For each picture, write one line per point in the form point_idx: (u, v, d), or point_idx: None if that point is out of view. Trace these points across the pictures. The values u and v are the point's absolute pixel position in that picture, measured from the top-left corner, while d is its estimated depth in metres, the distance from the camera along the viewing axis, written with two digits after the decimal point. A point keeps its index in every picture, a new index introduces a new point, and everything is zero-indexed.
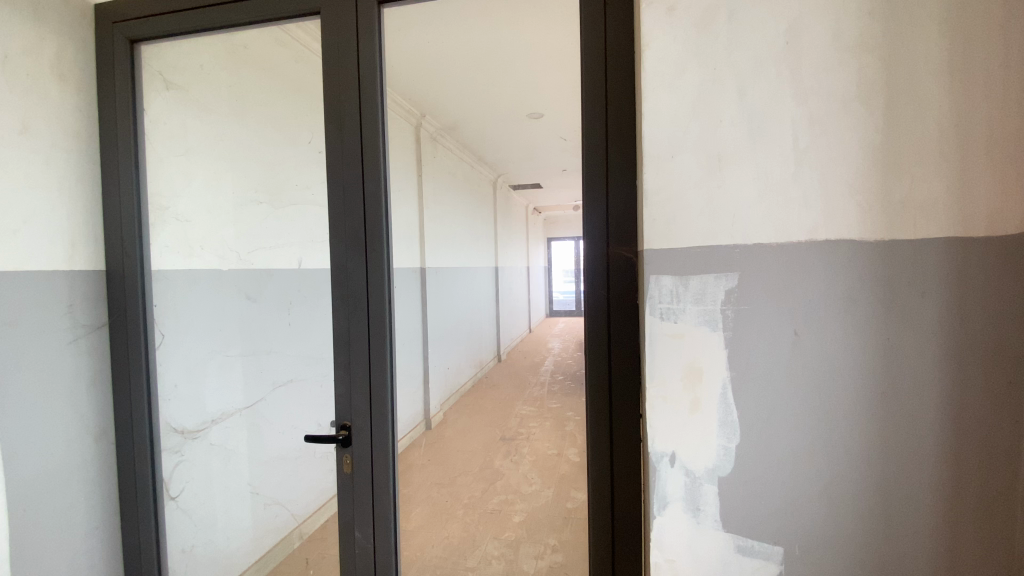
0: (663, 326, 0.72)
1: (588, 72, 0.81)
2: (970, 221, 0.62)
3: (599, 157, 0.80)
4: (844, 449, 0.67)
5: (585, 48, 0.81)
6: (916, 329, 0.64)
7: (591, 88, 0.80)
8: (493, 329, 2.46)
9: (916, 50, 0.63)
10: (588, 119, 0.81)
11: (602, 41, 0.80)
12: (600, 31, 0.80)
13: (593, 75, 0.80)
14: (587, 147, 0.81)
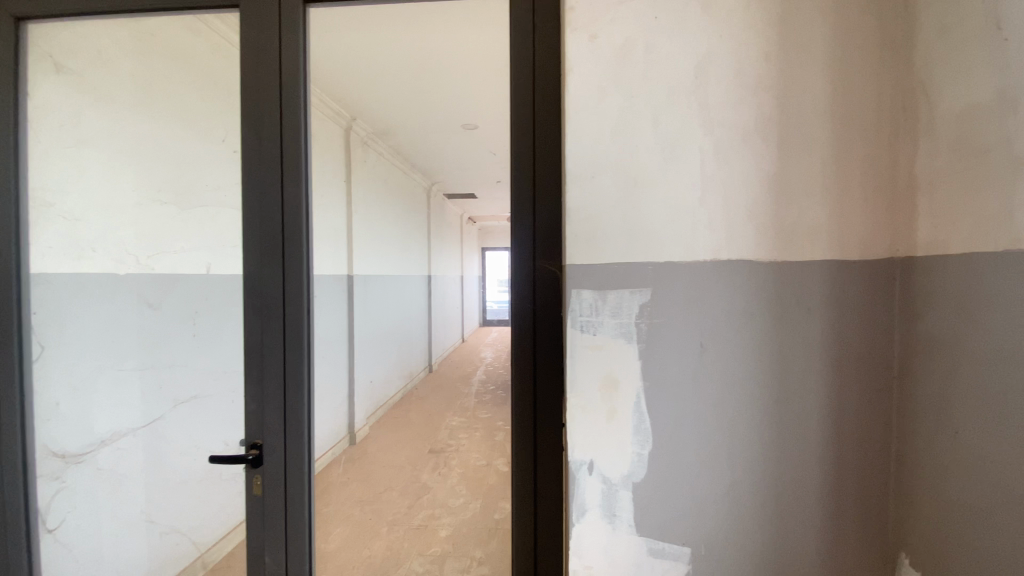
0: (583, 338, 0.74)
1: (518, 85, 0.83)
2: (847, 245, 0.71)
3: (525, 172, 0.82)
4: (744, 454, 0.72)
5: (514, 66, 0.83)
6: (803, 341, 0.71)
7: (519, 105, 0.82)
8: (425, 339, 2.44)
9: (803, 90, 0.71)
10: (518, 133, 0.82)
11: (531, 55, 0.82)
12: (529, 46, 0.82)
13: (522, 90, 0.82)
14: (514, 163, 0.83)
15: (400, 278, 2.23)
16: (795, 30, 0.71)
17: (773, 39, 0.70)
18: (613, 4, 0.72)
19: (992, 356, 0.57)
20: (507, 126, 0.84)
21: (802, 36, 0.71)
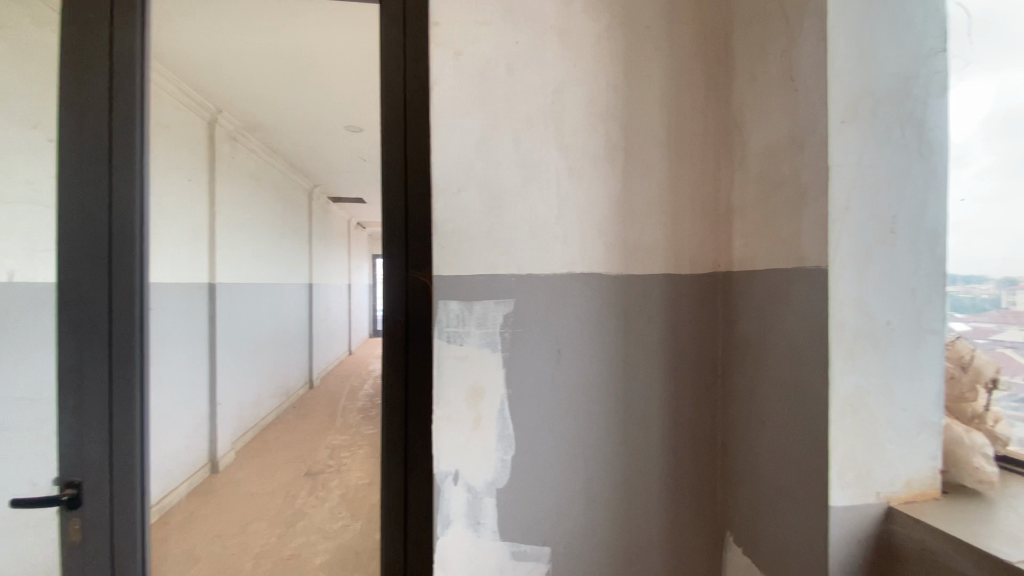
0: (449, 348, 0.75)
1: (388, 95, 0.82)
2: (678, 261, 0.81)
3: (396, 183, 0.82)
4: (595, 453, 0.78)
5: (384, 73, 0.82)
6: (646, 346, 0.79)
7: (390, 116, 0.82)
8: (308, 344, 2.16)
9: (643, 124, 0.80)
10: (389, 144, 0.82)
11: (403, 67, 0.82)
12: (400, 58, 0.82)
13: (393, 100, 0.82)
14: (384, 171, 0.82)
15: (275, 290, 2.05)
16: (636, 69, 0.79)
17: (619, 75, 0.79)
18: (476, 25, 0.74)
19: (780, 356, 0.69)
20: (378, 133, 0.82)
21: (642, 76, 0.80)
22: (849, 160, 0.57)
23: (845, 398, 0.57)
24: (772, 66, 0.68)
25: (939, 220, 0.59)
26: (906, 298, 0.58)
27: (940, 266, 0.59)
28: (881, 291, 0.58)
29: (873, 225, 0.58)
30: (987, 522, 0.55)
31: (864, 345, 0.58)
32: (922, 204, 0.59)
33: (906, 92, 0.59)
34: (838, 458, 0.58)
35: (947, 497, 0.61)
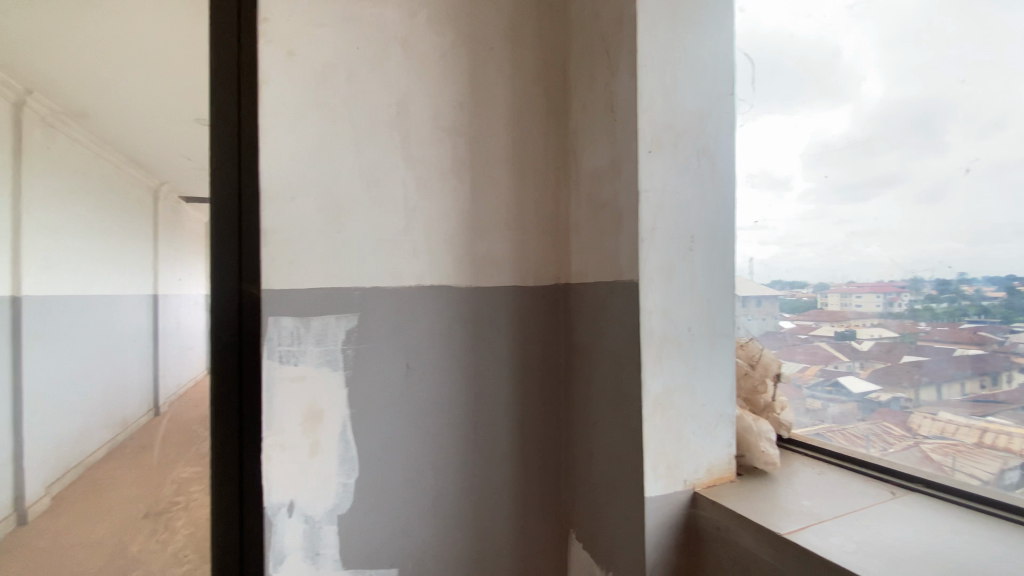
0: (282, 369, 0.68)
1: (218, 80, 0.71)
2: (525, 273, 0.84)
3: (229, 179, 0.70)
4: (444, 467, 0.77)
5: (213, 54, 0.71)
6: (495, 357, 0.81)
7: (219, 101, 0.71)
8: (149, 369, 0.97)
9: (489, 140, 0.82)
10: (218, 133, 0.70)
11: (236, 47, 0.71)
12: (234, 38, 0.71)
13: (224, 84, 0.71)
14: (212, 168, 0.70)
15: (112, 300, 0.96)
16: (481, 87, 0.81)
17: (464, 91, 0.80)
18: (309, 26, 0.70)
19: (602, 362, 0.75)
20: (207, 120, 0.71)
21: (487, 94, 0.82)
22: (655, 186, 0.65)
23: (655, 398, 0.64)
24: (599, 96, 0.74)
25: (726, 241, 0.70)
26: (701, 306, 0.68)
27: (726, 280, 0.69)
28: (681, 300, 0.66)
29: (675, 243, 0.66)
30: (768, 497, 0.65)
31: (670, 348, 0.66)
32: (712, 228, 0.69)
33: (699, 130, 0.68)
34: (652, 452, 0.64)
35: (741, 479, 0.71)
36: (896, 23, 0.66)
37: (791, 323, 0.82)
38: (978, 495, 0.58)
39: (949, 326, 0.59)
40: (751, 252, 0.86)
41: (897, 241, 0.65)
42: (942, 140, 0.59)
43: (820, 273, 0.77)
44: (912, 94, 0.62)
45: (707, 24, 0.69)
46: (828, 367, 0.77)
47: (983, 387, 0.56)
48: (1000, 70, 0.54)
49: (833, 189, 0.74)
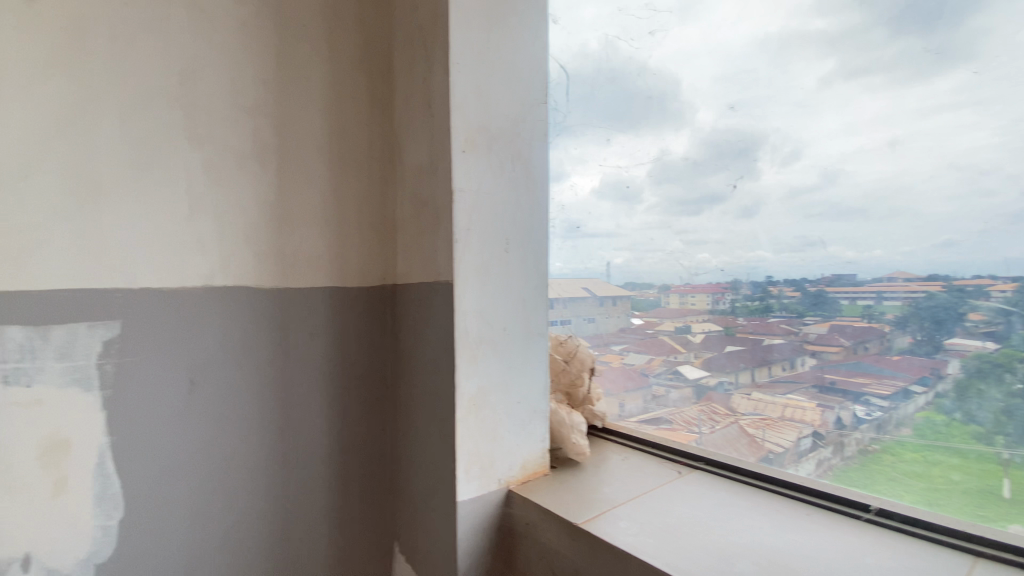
0: (8, 394, 0.54)
1: None
2: (345, 274, 0.78)
3: None
4: (244, 491, 0.69)
5: None
6: (306, 365, 0.74)
7: None
8: None
9: (301, 127, 0.75)
10: None
11: None
12: None
13: None
14: None
15: None
16: (293, 68, 0.74)
17: (269, 70, 0.72)
18: None
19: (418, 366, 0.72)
20: None
21: (298, 76, 0.75)
22: (469, 186, 0.64)
23: (469, 399, 0.63)
24: (418, 92, 0.72)
25: (540, 243, 0.72)
26: (517, 307, 0.69)
27: (540, 281, 0.72)
28: (499, 302, 0.67)
29: (490, 245, 0.66)
30: (575, 488, 0.68)
31: (485, 350, 0.65)
32: (526, 231, 0.71)
33: (514, 134, 0.69)
34: (465, 456, 0.63)
35: (553, 471, 0.74)
36: (718, 62, 0.71)
37: (641, 321, 0.86)
38: (736, 468, 0.71)
39: (761, 321, 0.68)
40: (610, 256, 0.90)
41: (722, 249, 0.71)
42: (756, 167, 0.66)
43: (664, 276, 0.80)
44: (733, 124, 0.68)
45: (520, 31, 0.70)
46: (670, 357, 0.81)
47: (784, 369, 0.65)
48: (796, 111, 0.61)
49: (671, 203, 0.77)
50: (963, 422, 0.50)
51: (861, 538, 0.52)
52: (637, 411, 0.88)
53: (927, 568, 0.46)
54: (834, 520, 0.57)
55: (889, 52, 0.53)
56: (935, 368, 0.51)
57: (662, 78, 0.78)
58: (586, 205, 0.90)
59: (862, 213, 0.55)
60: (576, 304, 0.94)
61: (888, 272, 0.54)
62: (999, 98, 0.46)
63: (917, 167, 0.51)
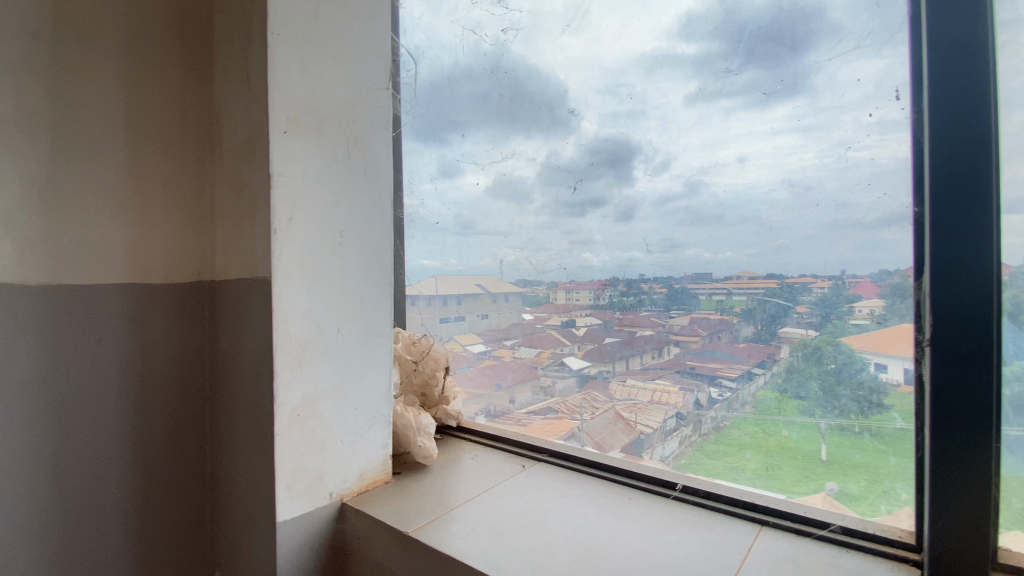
0: None
1: None
2: (149, 268, 0.68)
3: None
4: (0, 528, 0.57)
5: None
6: (95, 376, 0.63)
7: None
8: None
9: (88, 91, 0.62)
10: None
11: None
12: None
13: None
14: None
15: None
16: (76, 18, 0.61)
17: (39, 15, 0.59)
18: None
19: (235, 372, 0.64)
20: None
21: (85, 29, 0.62)
22: (292, 172, 0.57)
23: (292, 409, 0.57)
24: (237, 62, 0.64)
25: (381, 238, 0.68)
26: (354, 307, 0.64)
27: (382, 278, 0.68)
28: (331, 301, 0.61)
29: (320, 238, 0.60)
30: (416, 494, 0.65)
31: (313, 352, 0.59)
32: (365, 224, 0.66)
33: (350, 118, 0.64)
34: (285, 472, 0.57)
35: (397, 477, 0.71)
36: (597, 73, 0.69)
37: (530, 316, 0.80)
38: (574, 455, 0.76)
39: (634, 315, 0.66)
40: (503, 253, 0.84)
41: (603, 249, 0.69)
42: (630, 175, 0.65)
43: (550, 272, 0.76)
44: (612, 134, 0.67)
45: (352, 7, 0.65)
46: (556, 350, 0.78)
47: (653, 358, 0.65)
48: (666, 125, 0.62)
49: (561, 206, 0.74)
50: (789, 395, 0.54)
51: (669, 516, 0.57)
52: (505, 410, 0.88)
53: (715, 542, 0.51)
54: (651, 502, 0.62)
55: (742, 79, 0.55)
56: (771, 353, 0.55)
57: (547, 82, 0.75)
58: (476, 203, 0.85)
59: (718, 220, 0.57)
60: (469, 299, 0.89)
61: (734, 271, 0.56)
62: (823, 126, 0.50)
63: (759, 180, 0.54)
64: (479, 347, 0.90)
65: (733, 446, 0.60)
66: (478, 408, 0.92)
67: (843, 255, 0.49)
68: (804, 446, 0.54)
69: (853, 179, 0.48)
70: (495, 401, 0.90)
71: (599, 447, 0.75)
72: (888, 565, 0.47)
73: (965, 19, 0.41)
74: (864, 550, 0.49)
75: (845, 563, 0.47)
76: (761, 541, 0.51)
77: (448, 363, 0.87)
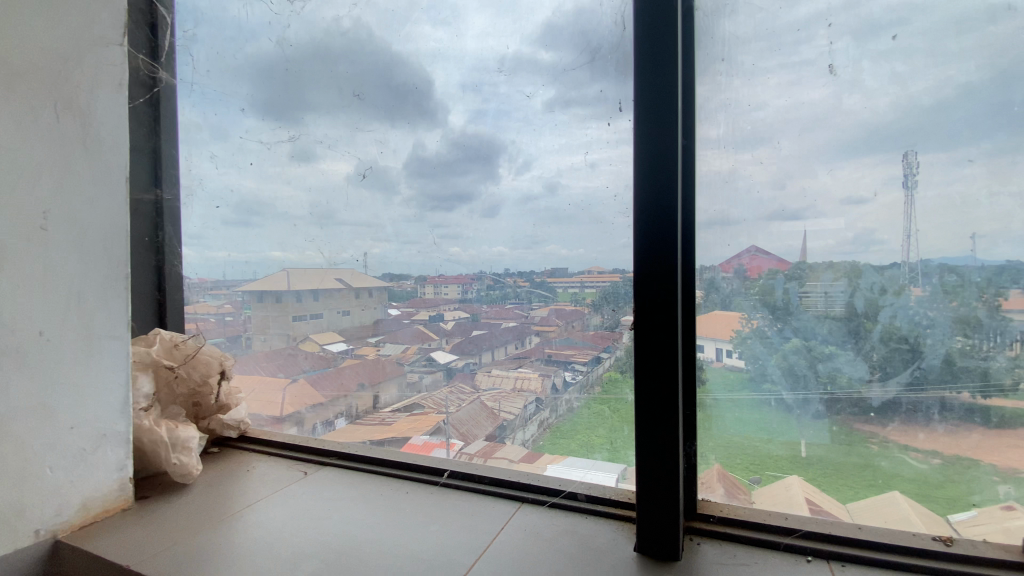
0: None
1: None
2: None
3: None
4: None
5: None
6: None
7: None
8: None
9: None
10: None
11: None
12: None
13: None
14: None
15: None
16: None
17: None
18: None
19: None
20: None
21: None
22: None
23: None
24: None
25: (97, 236, 0.75)
26: (65, 304, 0.71)
27: (100, 279, 0.75)
28: (30, 304, 0.67)
29: (13, 220, 0.65)
30: (209, 508, 0.73)
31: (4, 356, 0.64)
32: (73, 222, 0.72)
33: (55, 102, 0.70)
34: None
35: (139, 521, 0.72)
36: (461, 69, 0.85)
37: (398, 310, 0.93)
38: (379, 460, 0.90)
39: (497, 307, 0.84)
40: (367, 247, 0.95)
41: (470, 243, 0.85)
42: (496, 173, 0.82)
43: (420, 266, 0.90)
44: (475, 130, 0.84)
45: (70, 63, 0.72)
46: (423, 345, 0.92)
47: (517, 348, 0.82)
48: (528, 127, 0.80)
49: (427, 199, 0.88)
50: (626, 376, 0.73)
51: (429, 515, 0.70)
52: (370, 410, 0.97)
53: (458, 523, 0.68)
54: (423, 492, 0.80)
55: (594, 90, 0.74)
56: (613, 338, 0.74)
57: (422, 76, 0.88)
58: (340, 190, 0.96)
59: (572, 220, 0.76)
60: (329, 295, 1.00)
61: (586, 266, 0.76)
62: (603, 135, 0.73)
63: (605, 184, 0.73)
64: (340, 346, 1.01)
65: (570, 433, 0.78)
66: (341, 410, 1.01)
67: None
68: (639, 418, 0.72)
69: None
70: (357, 403, 0.99)
71: (463, 438, 0.86)
72: (616, 525, 0.67)
73: (661, 116, 0.58)
74: (589, 512, 0.70)
75: (583, 531, 0.65)
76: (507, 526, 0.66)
77: (220, 364, 0.96)
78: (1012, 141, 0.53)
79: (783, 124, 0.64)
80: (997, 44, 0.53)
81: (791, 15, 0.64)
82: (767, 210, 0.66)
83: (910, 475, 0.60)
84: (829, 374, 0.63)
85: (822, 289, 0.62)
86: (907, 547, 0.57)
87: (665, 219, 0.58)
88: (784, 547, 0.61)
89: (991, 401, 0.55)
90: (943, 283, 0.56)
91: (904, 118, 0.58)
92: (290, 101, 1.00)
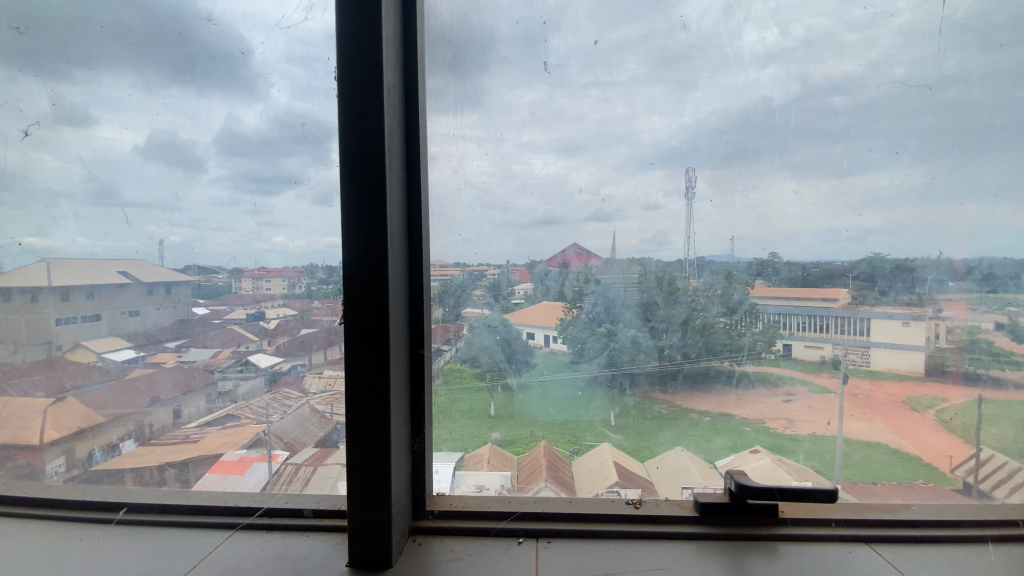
0: None
1: None
2: None
3: None
4: None
5: None
6: None
7: None
8: None
9: None
10: None
11: None
12: None
13: None
14: None
15: None
16: None
17: None
18: None
19: None
20: None
21: None
22: None
23: None
24: None
25: None
26: None
27: None
28: None
29: None
30: None
31: None
32: None
33: None
34: None
35: None
36: (286, 39, 0.74)
37: (206, 310, 0.77)
38: (64, 502, 0.79)
39: (331, 304, 0.73)
40: (162, 234, 0.76)
41: (298, 233, 0.76)
42: (329, 156, 0.72)
43: (235, 257, 0.77)
44: (304, 109, 0.74)
45: None
46: (239, 348, 0.78)
47: None
48: None
49: (245, 179, 0.75)
50: (467, 367, 0.74)
51: (103, 571, 0.64)
52: (165, 429, 0.79)
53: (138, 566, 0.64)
54: (109, 532, 0.73)
55: (434, 82, 0.72)
56: (455, 331, 0.74)
57: (234, 38, 0.74)
58: (121, 163, 0.76)
59: None
60: (106, 292, 0.77)
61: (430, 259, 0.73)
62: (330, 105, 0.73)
63: (444, 180, 0.73)
64: (126, 353, 0.78)
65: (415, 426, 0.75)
66: (127, 431, 0.79)
67: (509, 249, 0.72)
68: (481, 404, 0.74)
69: (496, 195, 0.72)
70: (149, 420, 0.79)
71: (289, 448, 0.77)
72: (334, 540, 0.70)
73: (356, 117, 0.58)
74: (301, 529, 0.72)
75: (294, 553, 0.66)
76: (201, 563, 0.65)
77: None
78: (751, 148, 0.66)
79: (596, 135, 0.70)
80: (781, 83, 0.64)
81: (605, 38, 0.69)
82: (582, 213, 0.71)
83: (706, 443, 0.70)
84: (629, 355, 0.69)
85: (631, 282, 0.68)
86: (593, 516, 0.69)
87: (368, 222, 0.58)
88: (495, 533, 0.68)
89: (747, 368, 0.67)
90: (718, 276, 0.66)
91: (698, 138, 0.67)
92: (24, 47, 0.77)
